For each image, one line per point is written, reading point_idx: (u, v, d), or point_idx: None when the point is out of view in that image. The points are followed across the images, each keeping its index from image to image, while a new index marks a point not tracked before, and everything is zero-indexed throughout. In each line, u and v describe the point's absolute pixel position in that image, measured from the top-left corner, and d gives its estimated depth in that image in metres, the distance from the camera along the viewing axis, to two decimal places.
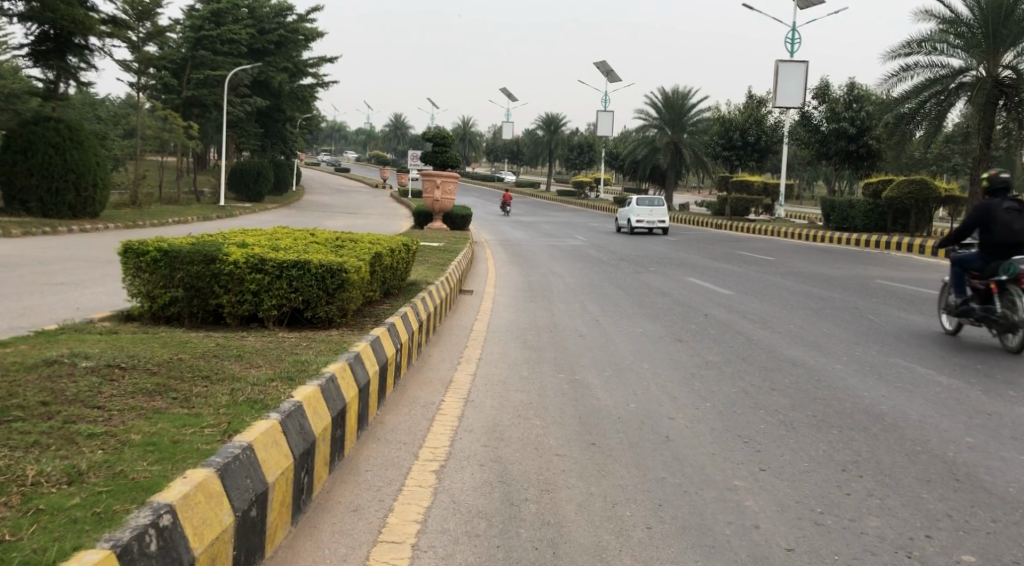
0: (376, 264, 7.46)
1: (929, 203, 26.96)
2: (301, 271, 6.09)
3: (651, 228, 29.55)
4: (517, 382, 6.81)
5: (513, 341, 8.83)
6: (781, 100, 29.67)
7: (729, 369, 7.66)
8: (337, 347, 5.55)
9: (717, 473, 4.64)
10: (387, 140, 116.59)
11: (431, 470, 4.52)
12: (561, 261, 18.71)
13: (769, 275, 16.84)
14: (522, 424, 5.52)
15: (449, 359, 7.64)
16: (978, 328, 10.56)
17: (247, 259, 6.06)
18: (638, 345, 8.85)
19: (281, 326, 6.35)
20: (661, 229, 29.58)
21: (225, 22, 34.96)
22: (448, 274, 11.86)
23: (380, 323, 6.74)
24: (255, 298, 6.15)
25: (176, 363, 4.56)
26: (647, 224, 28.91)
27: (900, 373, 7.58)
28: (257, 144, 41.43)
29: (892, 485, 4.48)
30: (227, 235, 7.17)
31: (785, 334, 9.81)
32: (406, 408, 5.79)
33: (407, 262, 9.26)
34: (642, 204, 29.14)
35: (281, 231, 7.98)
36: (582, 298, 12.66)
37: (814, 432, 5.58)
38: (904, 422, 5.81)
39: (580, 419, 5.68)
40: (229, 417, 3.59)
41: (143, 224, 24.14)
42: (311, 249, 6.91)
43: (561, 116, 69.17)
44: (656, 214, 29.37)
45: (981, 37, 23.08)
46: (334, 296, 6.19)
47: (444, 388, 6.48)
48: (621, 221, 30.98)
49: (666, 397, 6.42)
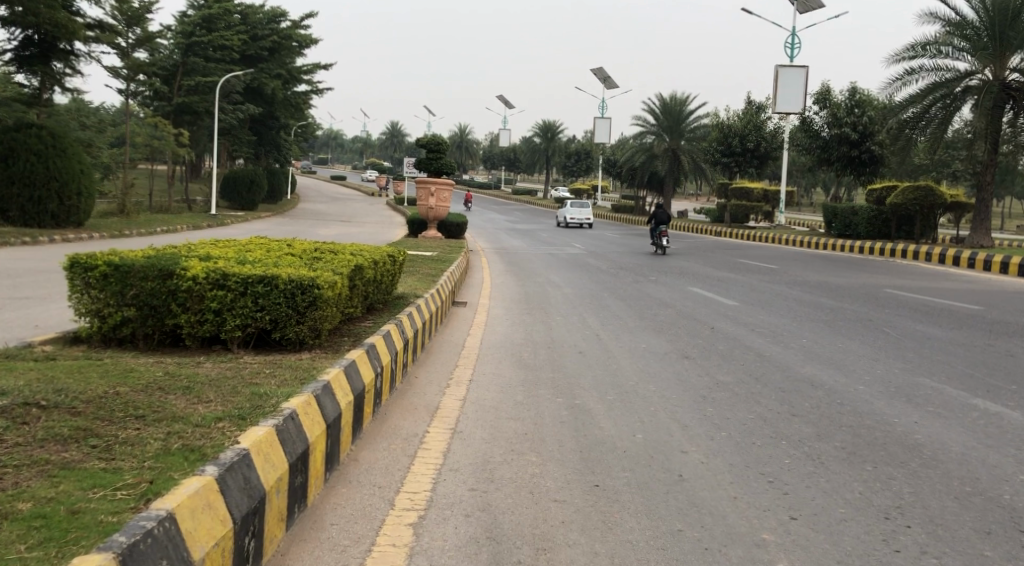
0: (356, 278, 6.81)
1: (934, 210, 26.33)
2: (269, 287, 5.45)
3: (582, 224, 38.09)
4: (512, 408, 6.16)
5: (507, 359, 8.17)
6: (781, 106, 29.08)
7: (743, 391, 7.02)
8: (306, 374, 4.91)
9: (741, 524, 4.00)
10: (384, 149, 116.15)
11: (408, 524, 3.87)
12: (558, 270, 18.09)
13: (774, 285, 16.20)
14: (516, 461, 4.87)
15: (437, 382, 7.00)
16: (1003, 342, 9.94)
17: (208, 274, 5.41)
18: (642, 363, 8.21)
19: (246, 349, 5.70)
20: (589, 224, 38.28)
21: (216, 28, 34.36)
22: (439, 286, 11.22)
23: (358, 345, 6.10)
24: (217, 317, 5.50)
25: (107, 398, 3.89)
26: (579, 222, 37.50)
27: (930, 395, 6.94)
28: (249, 151, 40.79)
29: (946, 539, 3.86)
30: (192, 248, 6.53)
31: (798, 350, 9.19)
32: (386, 442, 5.14)
33: (393, 274, 8.61)
34: (574, 206, 37.76)
35: (254, 242, 7.34)
36: (581, 310, 12.00)
37: (846, 469, 4.92)
38: (945, 455, 5.17)
39: (581, 453, 5.05)
40: (151, 473, 2.92)
41: (130, 233, 23.45)
42: (282, 263, 6.26)
43: (558, 123, 68.74)
44: (585, 213, 38.03)
45: (987, 40, 22.47)
46: (305, 315, 5.56)
47: (429, 416, 5.83)
48: (558, 219, 39.38)
49: (676, 426, 5.77)
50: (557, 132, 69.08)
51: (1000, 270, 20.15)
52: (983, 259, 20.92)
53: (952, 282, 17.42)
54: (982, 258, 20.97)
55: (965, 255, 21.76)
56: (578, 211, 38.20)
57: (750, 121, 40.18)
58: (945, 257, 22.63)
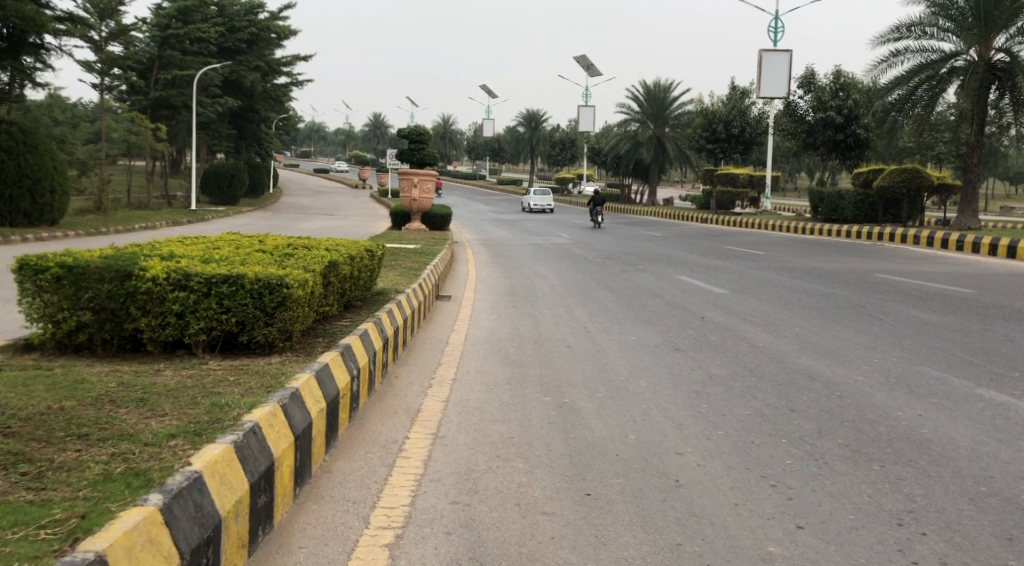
0: (330, 275, 6.47)
1: (921, 192, 26.14)
2: (234, 288, 5.10)
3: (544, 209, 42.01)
4: (497, 408, 5.85)
5: (493, 355, 7.87)
6: (765, 91, 28.81)
7: (738, 385, 6.74)
8: (274, 380, 4.57)
9: (745, 536, 3.70)
10: (367, 141, 115.48)
11: (383, 545, 3.55)
12: (545, 260, 17.80)
13: (763, 271, 15.97)
14: (501, 469, 4.56)
15: (418, 381, 6.69)
16: (998, 326, 9.73)
17: (169, 274, 5.07)
18: (633, 357, 7.91)
19: (212, 353, 5.35)
20: (552, 209, 41.78)
21: (193, 21, 33.67)
22: (421, 279, 10.91)
23: (333, 345, 5.77)
24: (180, 320, 5.15)
25: (50, 415, 3.54)
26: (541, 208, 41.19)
27: (931, 385, 6.67)
28: (230, 145, 40.19)
29: (966, 548, 3.58)
30: (155, 246, 6.18)
31: (792, 339, 8.94)
32: (362, 450, 4.83)
33: (372, 269, 8.27)
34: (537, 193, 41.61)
35: (224, 240, 7.00)
36: (568, 303, 11.68)
37: (851, 469, 4.63)
38: (955, 451, 4.89)
39: (571, 458, 4.74)
40: (84, 506, 2.58)
41: (106, 230, 22.99)
42: (251, 260, 5.92)
43: (542, 111, 68.85)
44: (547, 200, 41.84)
45: (972, 20, 22.23)
46: (274, 317, 5.22)
47: (410, 421, 5.51)
48: (525, 205, 42.60)
49: (670, 425, 5.48)
50: (541, 122, 69.28)
51: (989, 252, 19.98)
52: (972, 241, 20.73)
53: (942, 265, 17.21)
54: (970, 240, 20.78)
55: (953, 238, 21.58)
56: (541, 198, 41.93)
57: (735, 107, 40.33)
58: (933, 240, 22.44)
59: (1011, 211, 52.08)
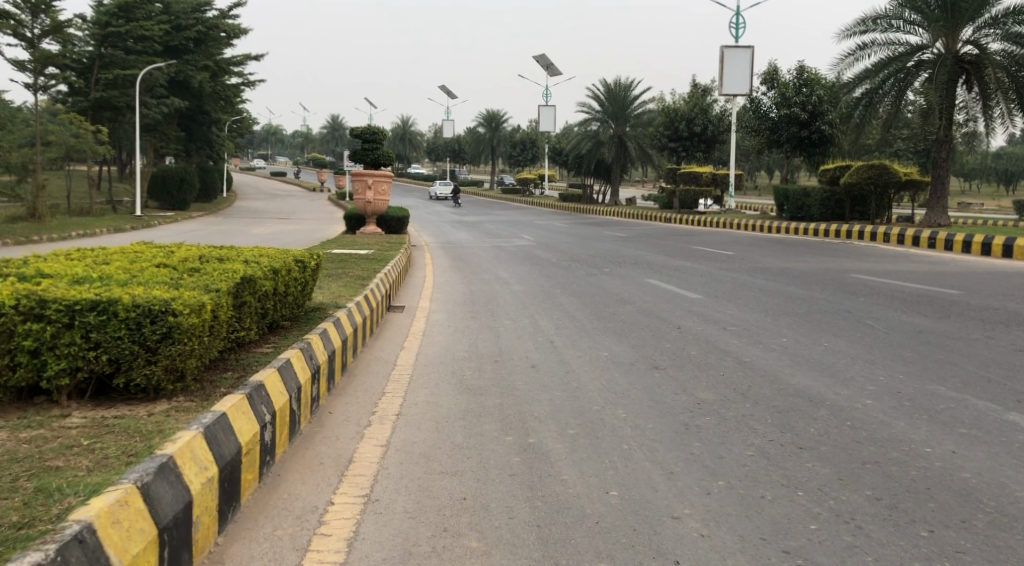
0: (245, 293, 5.38)
1: (888, 189, 25.44)
2: (105, 317, 4.00)
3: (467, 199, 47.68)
4: (447, 456, 4.77)
5: (446, 380, 6.79)
6: (727, 88, 28.04)
7: (731, 415, 5.72)
8: (141, 443, 3.45)
9: None
10: (326, 144, 113.51)
11: None
12: (506, 264, 16.75)
13: (735, 273, 15.06)
14: (448, 552, 3.49)
15: (355, 417, 5.61)
16: (1004, 332, 8.91)
17: (20, 299, 3.95)
18: (606, 378, 6.88)
19: (80, 401, 4.23)
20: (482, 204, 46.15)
21: (135, 18, 31.77)
22: (368, 289, 9.84)
23: (241, 383, 4.65)
24: (34, 359, 4.00)
25: None
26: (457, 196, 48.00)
27: (955, 410, 5.73)
28: (178, 148, 38.40)
29: None
30: (24, 264, 5.03)
31: (781, 352, 8.00)
32: (273, 526, 3.73)
33: (304, 283, 7.17)
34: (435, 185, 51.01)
35: (118, 255, 5.86)
36: (531, 311, 10.67)
37: (893, 538, 3.63)
38: (1015, 508, 3.93)
39: (539, 530, 3.70)
40: None
41: (37, 238, 21.50)
42: (136, 278, 4.79)
43: (502, 112, 67.84)
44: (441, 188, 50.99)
45: (940, 11, 21.54)
46: (156, 353, 4.13)
47: (339, 475, 4.42)
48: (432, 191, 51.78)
49: (660, 474, 4.45)
50: (501, 122, 68.02)
51: (964, 249, 19.29)
52: (944, 238, 20.03)
53: (919, 264, 16.50)
54: (942, 237, 20.08)
55: (925, 235, 20.84)
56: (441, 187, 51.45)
57: (697, 105, 41.10)
58: (904, 238, 21.74)
59: (968, 206, 52.31)
